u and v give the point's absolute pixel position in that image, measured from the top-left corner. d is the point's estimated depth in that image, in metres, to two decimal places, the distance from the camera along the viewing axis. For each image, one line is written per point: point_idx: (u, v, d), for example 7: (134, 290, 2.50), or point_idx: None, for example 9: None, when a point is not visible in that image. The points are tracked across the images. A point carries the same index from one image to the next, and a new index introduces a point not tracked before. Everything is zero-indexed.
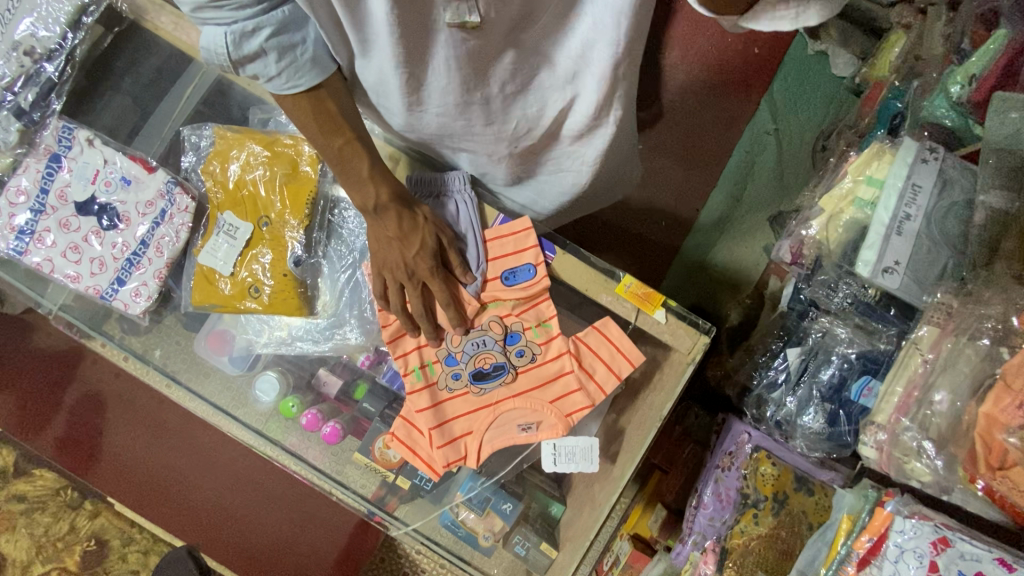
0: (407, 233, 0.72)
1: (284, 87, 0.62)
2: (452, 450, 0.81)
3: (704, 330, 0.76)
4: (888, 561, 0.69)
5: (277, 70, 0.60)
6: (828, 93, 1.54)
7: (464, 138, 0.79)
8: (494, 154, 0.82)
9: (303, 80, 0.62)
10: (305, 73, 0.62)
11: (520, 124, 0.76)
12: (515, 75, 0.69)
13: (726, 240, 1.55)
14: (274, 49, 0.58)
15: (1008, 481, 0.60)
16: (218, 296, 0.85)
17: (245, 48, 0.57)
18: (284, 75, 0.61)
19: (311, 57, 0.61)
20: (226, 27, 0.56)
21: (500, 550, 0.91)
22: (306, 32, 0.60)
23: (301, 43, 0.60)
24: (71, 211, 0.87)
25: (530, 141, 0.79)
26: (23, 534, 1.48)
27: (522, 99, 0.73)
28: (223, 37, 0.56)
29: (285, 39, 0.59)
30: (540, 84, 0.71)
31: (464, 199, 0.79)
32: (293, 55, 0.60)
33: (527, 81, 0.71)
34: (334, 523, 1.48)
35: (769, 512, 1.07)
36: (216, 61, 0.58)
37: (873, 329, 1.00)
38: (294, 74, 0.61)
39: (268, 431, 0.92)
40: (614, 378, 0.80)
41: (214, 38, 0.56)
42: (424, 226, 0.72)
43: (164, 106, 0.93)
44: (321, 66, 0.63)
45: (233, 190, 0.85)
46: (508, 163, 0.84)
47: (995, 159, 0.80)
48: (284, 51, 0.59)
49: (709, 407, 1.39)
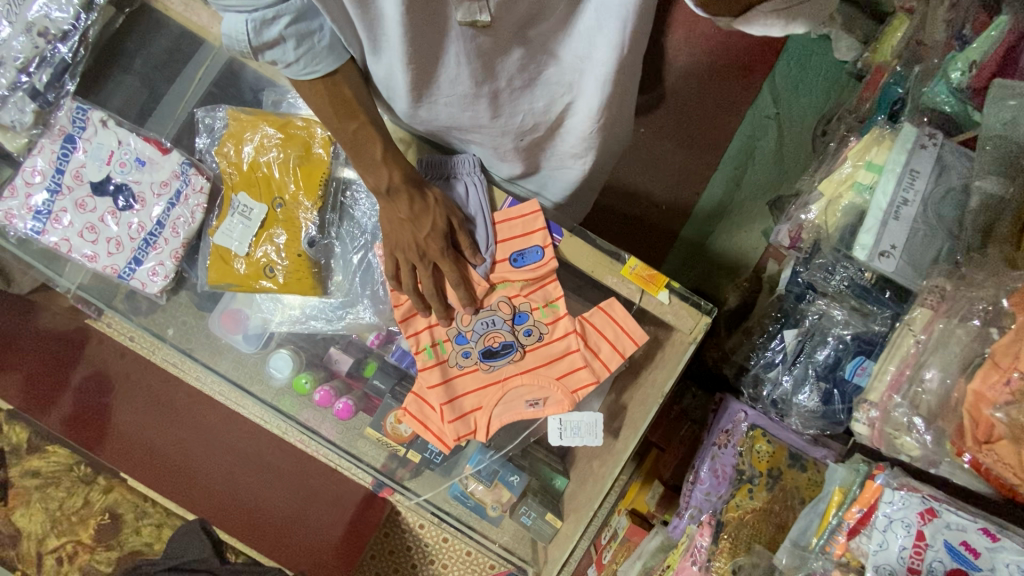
0: (419, 215, 0.73)
1: (303, 73, 0.63)
2: (463, 425, 0.85)
3: (706, 310, 0.79)
4: (878, 530, 0.72)
5: (295, 57, 0.61)
6: (830, 77, 1.55)
7: (472, 131, 0.79)
8: (500, 147, 0.83)
9: (322, 66, 0.63)
10: (322, 60, 0.63)
11: (527, 118, 0.78)
12: (523, 69, 0.70)
13: (724, 225, 1.57)
14: (292, 36, 0.59)
15: (993, 453, 0.62)
16: (234, 275, 0.87)
17: (264, 36, 0.58)
18: (302, 61, 0.62)
19: (328, 44, 0.62)
20: (247, 14, 0.56)
21: (506, 520, 0.97)
22: (322, 19, 0.60)
23: (319, 30, 0.61)
24: (87, 191, 0.88)
25: (538, 133, 0.81)
26: (39, 508, 1.52)
27: (529, 93, 0.75)
28: (244, 24, 0.56)
29: (302, 27, 0.59)
30: (546, 79, 0.73)
31: (475, 181, 0.80)
32: (310, 42, 0.61)
33: (535, 76, 0.72)
34: (339, 499, 1.55)
35: (764, 487, 1.11)
36: (238, 47, 0.59)
37: (868, 311, 1.03)
38: (312, 61, 0.62)
39: (281, 405, 0.95)
40: (618, 356, 0.83)
41: (234, 25, 0.56)
42: (435, 207, 0.74)
43: (176, 88, 0.94)
44: (338, 53, 0.64)
45: (247, 171, 0.86)
46: (515, 157, 0.85)
47: (992, 145, 0.82)
48: (302, 38, 0.60)
49: (706, 387, 1.43)
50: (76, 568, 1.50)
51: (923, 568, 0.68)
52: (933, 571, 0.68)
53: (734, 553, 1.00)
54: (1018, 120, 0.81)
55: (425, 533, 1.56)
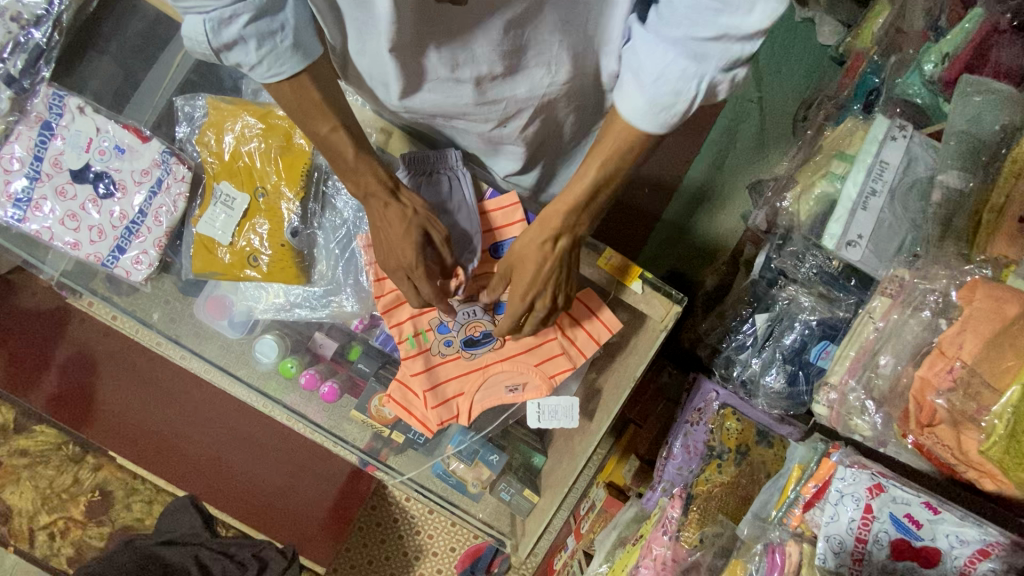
0: (393, 220, 0.73)
1: (268, 75, 0.63)
2: (445, 410, 0.88)
3: (677, 301, 0.83)
4: (830, 504, 0.77)
5: (258, 58, 0.60)
6: (813, 61, 1.59)
7: (456, 116, 0.83)
8: (483, 132, 0.86)
9: (286, 67, 0.62)
10: (286, 61, 0.61)
11: (509, 105, 0.81)
12: (504, 55, 0.72)
13: (706, 209, 1.60)
14: (252, 38, 0.58)
15: (933, 437, 0.67)
16: (218, 264, 0.89)
17: (223, 35, 0.57)
18: (266, 62, 0.61)
19: (291, 44, 0.60)
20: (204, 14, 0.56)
21: (486, 495, 1.02)
22: (284, 17, 0.59)
23: (280, 29, 0.59)
24: (67, 178, 0.88)
25: (519, 120, 0.84)
26: (28, 485, 1.54)
27: (510, 81, 0.77)
28: (201, 25, 0.56)
29: (263, 25, 0.58)
30: (527, 63, 0.75)
31: (460, 176, 0.85)
32: (272, 42, 0.60)
33: (516, 62, 0.74)
34: (328, 474, 1.59)
35: (731, 463, 1.17)
36: (200, 48, 0.59)
37: (833, 298, 1.09)
38: (276, 62, 0.61)
39: (266, 388, 0.97)
40: (594, 343, 0.87)
41: (192, 26, 0.56)
42: (412, 216, 0.74)
43: (154, 74, 0.96)
44: (304, 52, 0.62)
45: (228, 161, 0.88)
46: (498, 140, 0.89)
47: (957, 140, 0.86)
48: (264, 37, 0.59)
49: (682, 365, 1.48)
50: (68, 543, 1.55)
51: (869, 538, 0.73)
52: (878, 540, 0.73)
53: (702, 523, 1.07)
54: (981, 117, 0.85)
55: (412, 505, 1.64)
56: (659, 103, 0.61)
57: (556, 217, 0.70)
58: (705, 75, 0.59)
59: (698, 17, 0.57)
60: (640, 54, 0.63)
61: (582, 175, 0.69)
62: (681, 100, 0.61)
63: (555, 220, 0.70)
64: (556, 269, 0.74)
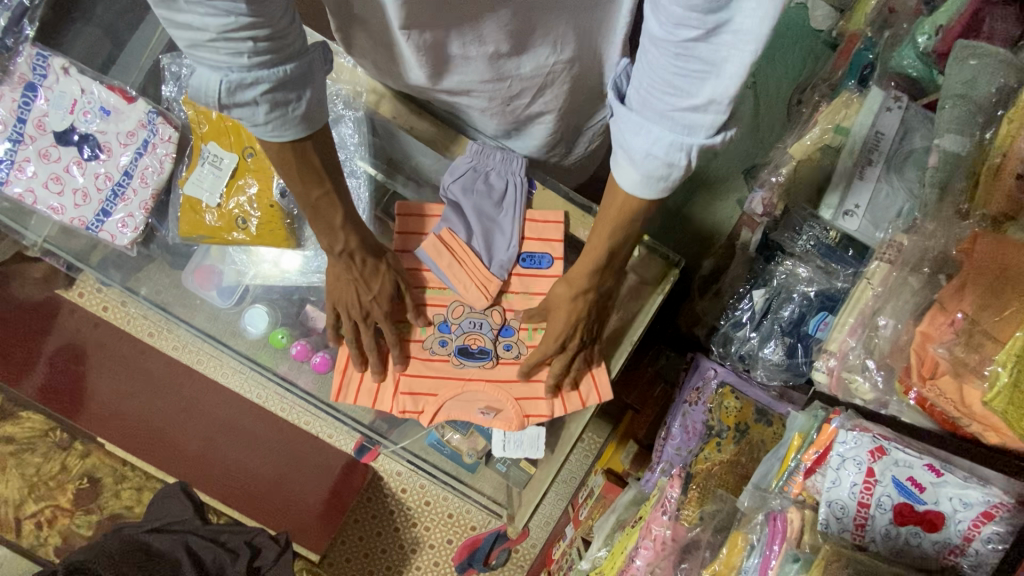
0: (369, 276, 0.84)
1: (268, 133, 0.64)
2: (412, 402, 0.92)
3: (674, 262, 0.90)
4: (831, 469, 0.75)
5: (265, 119, 0.62)
6: (807, 46, 1.60)
7: (460, 93, 0.84)
8: (488, 110, 0.87)
9: (288, 132, 0.64)
10: (291, 127, 0.64)
11: (513, 84, 0.82)
12: (511, 34, 0.73)
13: (702, 193, 1.60)
14: (264, 102, 0.60)
15: (937, 388, 0.66)
16: (205, 226, 0.91)
17: (237, 96, 0.59)
18: (271, 124, 0.63)
19: (301, 114, 0.63)
20: (223, 73, 0.57)
21: (483, 468, 1.02)
22: (302, 91, 0.62)
23: (296, 100, 0.62)
24: (50, 140, 0.91)
25: (524, 99, 0.85)
26: (15, 474, 1.49)
27: (517, 59, 0.77)
28: (218, 82, 0.58)
29: (278, 95, 0.61)
30: (533, 44, 0.75)
31: (517, 181, 0.89)
32: (282, 109, 0.62)
33: (523, 41, 0.74)
34: (324, 466, 1.59)
35: (731, 441, 1.18)
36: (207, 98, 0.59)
37: (832, 270, 1.08)
38: (280, 126, 0.63)
39: (259, 359, 0.96)
40: (578, 401, 0.92)
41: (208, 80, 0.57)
42: (386, 270, 0.85)
43: (138, 39, 0.98)
44: (310, 121, 0.65)
45: (216, 120, 0.90)
46: (499, 120, 0.90)
47: (952, 104, 0.86)
48: (276, 104, 0.61)
49: (678, 348, 1.46)
50: (56, 532, 1.48)
51: (872, 502, 0.71)
52: (881, 504, 0.71)
53: (702, 501, 1.05)
54: (976, 79, 0.85)
55: (407, 497, 1.62)
56: (653, 173, 0.64)
57: (581, 278, 0.79)
58: (693, 145, 0.61)
59: (681, 84, 0.58)
60: (627, 133, 0.64)
61: (598, 242, 0.75)
62: (673, 169, 0.63)
63: (582, 280, 0.79)
64: (582, 318, 0.83)
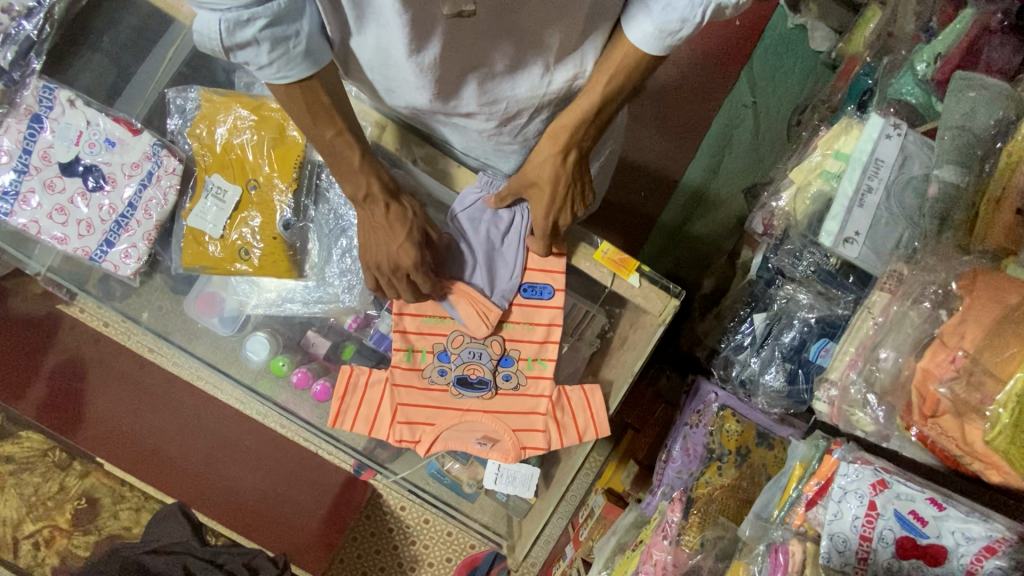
0: (393, 222, 0.78)
1: (275, 76, 0.62)
2: (408, 430, 0.94)
3: (675, 294, 0.85)
4: (833, 501, 0.74)
5: (268, 60, 0.60)
6: (806, 67, 1.61)
7: (458, 116, 0.82)
8: (485, 132, 0.85)
9: (294, 71, 0.62)
10: (296, 65, 0.62)
11: (510, 104, 0.80)
12: (510, 58, 0.74)
13: (703, 210, 1.60)
14: (267, 40, 0.58)
15: (938, 426, 0.66)
16: (208, 258, 0.93)
17: (238, 36, 0.57)
18: (275, 65, 0.61)
19: (304, 50, 0.61)
20: (220, 14, 0.54)
21: (483, 497, 1.03)
22: (299, 24, 0.60)
23: (295, 35, 0.60)
24: (55, 171, 0.92)
25: (521, 119, 0.84)
26: (13, 493, 1.49)
27: (511, 80, 0.77)
28: (215, 24, 0.55)
29: (278, 30, 0.58)
30: (529, 63, 0.76)
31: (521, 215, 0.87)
32: (285, 47, 0.60)
33: (520, 61, 0.75)
34: (323, 482, 1.59)
35: (732, 465, 1.17)
36: (207, 44, 0.57)
37: (832, 295, 1.09)
38: (285, 66, 0.61)
39: (259, 387, 1.00)
40: (573, 435, 0.94)
41: (207, 23, 0.55)
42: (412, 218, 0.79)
43: (146, 66, 1.01)
44: (314, 58, 0.63)
45: (220, 153, 0.93)
46: (499, 141, 0.88)
47: (951, 136, 0.87)
48: (277, 42, 0.59)
49: (680, 368, 1.47)
50: (53, 553, 1.48)
51: (874, 536, 0.71)
52: (883, 538, 0.70)
53: (702, 526, 1.04)
54: (975, 112, 0.85)
55: (407, 515, 1.62)
56: (666, 28, 0.65)
57: (566, 131, 0.72)
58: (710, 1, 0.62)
59: None
60: None
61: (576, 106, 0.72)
62: (685, 24, 0.64)
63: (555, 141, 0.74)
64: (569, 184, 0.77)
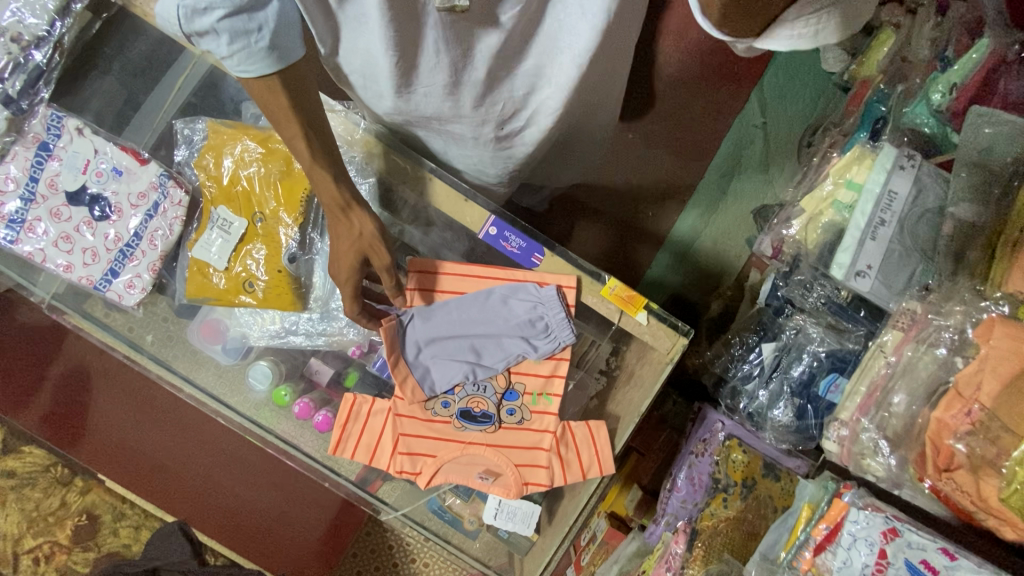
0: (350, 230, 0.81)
1: (238, 69, 0.67)
2: (410, 462, 0.94)
3: (683, 332, 0.85)
4: (842, 548, 0.73)
5: (229, 51, 0.65)
6: (817, 87, 1.57)
7: (450, 121, 0.90)
8: (481, 136, 0.93)
9: (254, 66, 0.66)
10: (256, 61, 0.66)
11: (507, 100, 0.87)
12: (502, 57, 0.79)
13: (712, 231, 1.59)
14: (225, 32, 0.63)
15: (952, 482, 0.64)
16: (212, 290, 0.94)
17: (196, 24, 0.63)
18: (236, 57, 0.66)
19: (266, 46, 0.65)
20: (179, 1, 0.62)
21: (484, 533, 1.03)
22: (263, 22, 0.64)
23: (256, 30, 0.64)
24: (62, 200, 0.92)
25: (518, 123, 0.92)
26: (15, 508, 1.50)
27: (509, 81, 0.84)
28: (178, 12, 0.62)
29: (238, 24, 0.63)
30: (525, 69, 0.83)
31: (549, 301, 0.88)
32: (246, 42, 0.64)
33: (512, 63, 0.81)
34: (322, 500, 1.54)
35: (737, 497, 1.16)
36: (175, 29, 0.65)
37: (843, 329, 1.08)
38: (245, 59, 0.66)
39: (261, 418, 0.99)
40: (578, 473, 0.94)
41: (168, 10, 0.62)
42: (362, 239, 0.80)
43: (155, 98, 1.02)
44: (276, 57, 0.67)
45: (226, 186, 0.93)
46: (493, 146, 0.96)
47: (967, 172, 0.83)
48: (237, 34, 0.64)
49: (686, 395, 1.45)
50: (54, 568, 1.50)
51: None
52: None
53: (706, 560, 1.02)
54: (994, 148, 0.82)
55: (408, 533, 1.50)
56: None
57: None
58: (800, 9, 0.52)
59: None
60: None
61: None
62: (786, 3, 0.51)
63: None
64: None
